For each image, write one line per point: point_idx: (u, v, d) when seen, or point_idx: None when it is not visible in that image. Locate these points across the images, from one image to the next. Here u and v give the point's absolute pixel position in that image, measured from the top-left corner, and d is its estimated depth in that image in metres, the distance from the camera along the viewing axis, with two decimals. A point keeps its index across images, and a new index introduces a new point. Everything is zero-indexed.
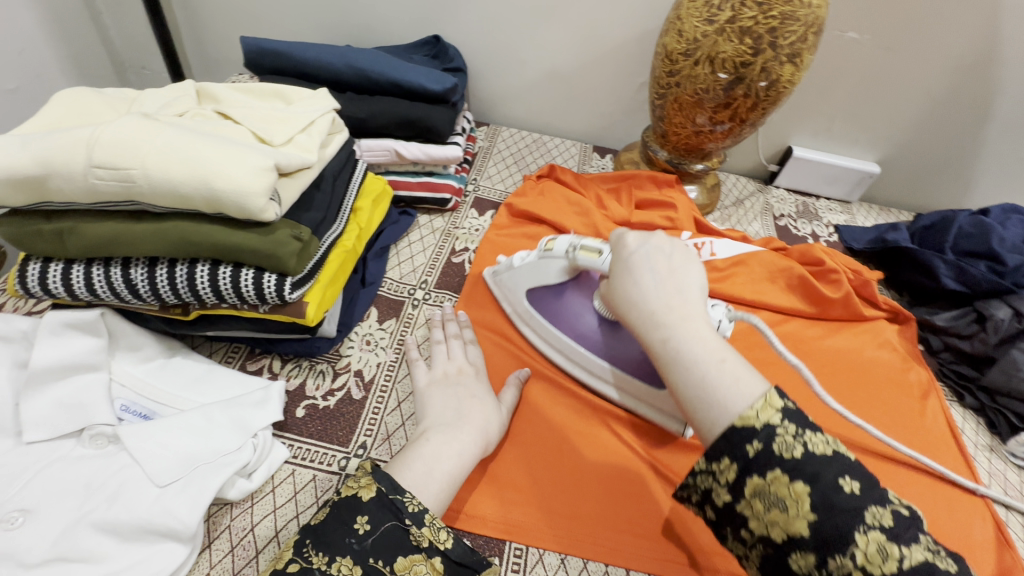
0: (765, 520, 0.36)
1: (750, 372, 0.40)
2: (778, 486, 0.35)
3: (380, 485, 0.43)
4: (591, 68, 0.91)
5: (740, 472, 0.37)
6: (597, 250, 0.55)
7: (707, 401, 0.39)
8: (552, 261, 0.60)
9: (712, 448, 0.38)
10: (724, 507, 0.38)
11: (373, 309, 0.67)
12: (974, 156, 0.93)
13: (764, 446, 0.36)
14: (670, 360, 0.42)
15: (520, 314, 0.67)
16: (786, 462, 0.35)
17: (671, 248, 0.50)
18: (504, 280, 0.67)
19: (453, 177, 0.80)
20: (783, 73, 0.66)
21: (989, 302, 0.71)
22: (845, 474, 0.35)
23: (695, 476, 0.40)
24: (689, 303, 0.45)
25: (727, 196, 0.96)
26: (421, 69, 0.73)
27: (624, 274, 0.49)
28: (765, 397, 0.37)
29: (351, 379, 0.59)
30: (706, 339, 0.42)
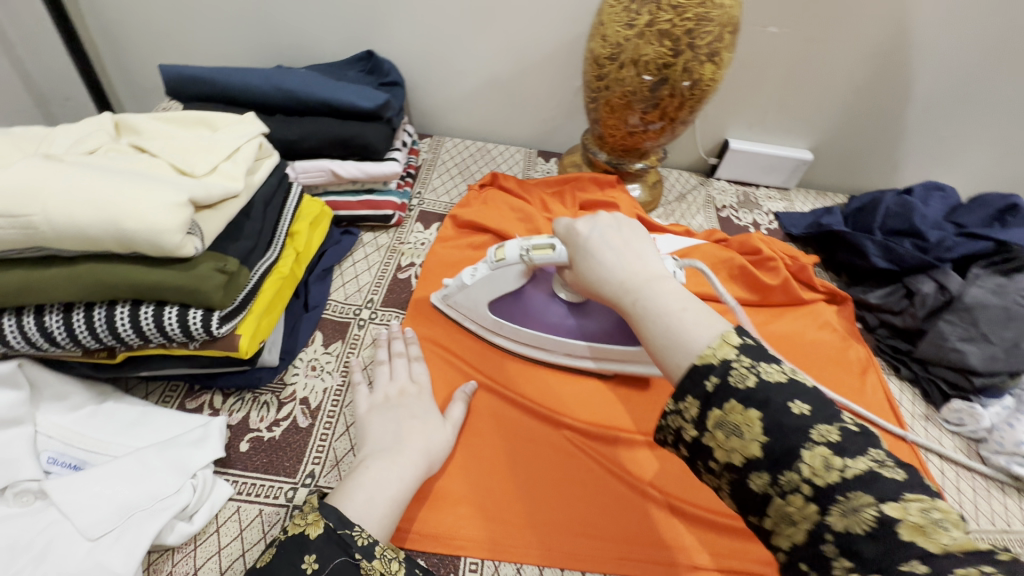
0: (727, 447, 0.36)
1: (709, 316, 0.41)
2: (734, 414, 0.36)
3: (327, 521, 0.42)
4: (528, 75, 0.92)
5: (702, 407, 0.37)
6: (548, 246, 0.56)
7: (673, 345, 0.40)
8: (507, 268, 0.60)
9: (677, 389, 0.39)
10: (692, 442, 0.39)
11: (318, 332, 0.66)
12: (898, 138, 0.97)
13: (722, 379, 0.37)
14: (642, 318, 0.43)
15: (489, 327, 0.67)
16: (740, 390, 0.36)
17: (618, 223, 0.52)
18: (460, 300, 0.66)
19: (395, 193, 0.80)
20: (704, 73, 0.68)
21: (916, 277, 0.75)
22: (794, 397, 0.35)
23: (666, 418, 0.40)
24: (651, 265, 0.47)
25: (670, 191, 0.98)
26: (351, 87, 0.72)
27: (584, 257, 0.51)
28: (722, 336, 0.38)
29: (297, 408, 0.59)
30: (671, 292, 0.43)
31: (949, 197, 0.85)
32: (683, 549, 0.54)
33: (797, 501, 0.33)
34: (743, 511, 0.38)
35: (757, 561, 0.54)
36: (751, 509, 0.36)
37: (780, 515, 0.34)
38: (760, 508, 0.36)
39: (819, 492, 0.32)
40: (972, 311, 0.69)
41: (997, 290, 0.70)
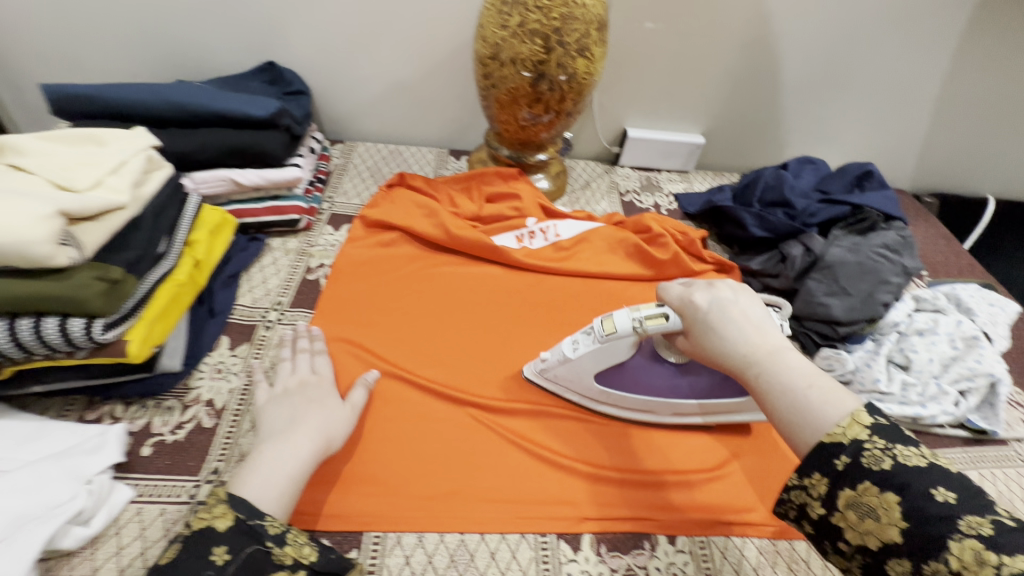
0: (862, 529, 0.39)
1: (836, 392, 0.44)
2: (869, 496, 0.39)
3: (237, 513, 0.44)
4: (431, 78, 0.96)
5: (831, 484, 0.41)
6: (662, 315, 0.58)
7: (801, 422, 0.43)
8: (619, 342, 0.61)
9: (804, 464, 0.42)
10: (820, 520, 0.42)
11: (224, 337, 0.68)
12: (777, 118, 1.07)
13: (852, 459, 0.40)
14: (766, 393, 0.47)
15: (593, 397, 0.67)
16: (875, 473, 0.39)
17: (735, 295, 0.55)
18: (561, 374, 0.65)
19: (300, 198, 0.82)
20: (577, 67, 0.73)
21: (789, 243, 0.83)
22: (937, 484, 0.37)
23: (790, 493, 0.44)
24: (773, 339, 0.50)
25: (576, 180, 1.04)
26: (244, 98, 0.75)
27: (702, 328, 0.53)
28: (852, 415, 0.42)
29: (201, 409, 0.60)
30: (796, 368, 0.46)
31: (819, 169, 0.94)
32: (577, 503, 0.59)
33: None
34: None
35: (643, 508, 0.59)
36: None
37: None
38: None
39: None
40: (833, 268, 0.78)
41: (853, 249, 0.79)
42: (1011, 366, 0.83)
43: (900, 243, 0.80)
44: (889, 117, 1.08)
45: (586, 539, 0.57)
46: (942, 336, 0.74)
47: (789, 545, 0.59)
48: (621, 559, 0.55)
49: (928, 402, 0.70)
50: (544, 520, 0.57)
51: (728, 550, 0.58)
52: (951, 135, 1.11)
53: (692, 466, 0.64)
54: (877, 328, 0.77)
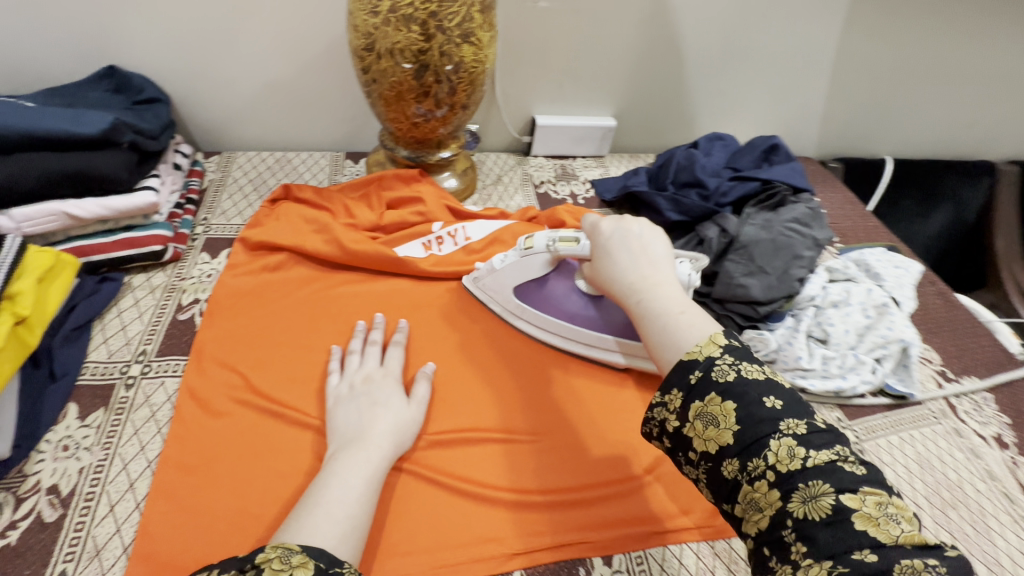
0: (705, 437, 0.43)
1: (703, 319, 0.47)
2: (714, 406, 0.42)
3: (317, 562, 0.38)
4: (312, 75, 0.86)
5: (686, 399, 0.43)
6: (574, 239, 0.61)
7: (666, 342, 0.46)
8: (534, 257, 0.66)
9: (665, 382, 0.45)
10: (675, 433, 0.45)
11: (71, 404, 0.56)
12: (686, 95, 1.05)
13: (705, 374, 0.43)
14: (642, 318, 0.49)
15: (511, 310, 0.71)
16: (721, 385, 0.42)
17: (640, 226, 0.55)
18: (488, 283, 0.71)
19: (162, 225, 0.70)
20: (464, 54, 0.67)
21: (704, 224, 0.81)
22: (769, 394, 0.42)
23: (653, 410, 0.46)
24: (661, 270, 0.52)
25: (487, 175, 0.97)
26: (66, 113, 0.63)
27: (602, 255, 0.55)
28: (711, 337, 0.45)
29: (43, 499, 0.50)
30: (672, 296, 0.49)
31: (729, 144, 0.93)
32: (508, 535, 0.54)
33: (762, 487, 0.39)
34: (718, 499, 0.43)
35: (575, 530, 0.55)
36: (724, 496, 0.42)
37: (748, 500, 0.40)
38: (731, 495, 0.41)
39: (782, 477, 0.39)
40: (748, 248, 0.76)
41: (766, 225, 0.78)
42: (918, 323, 0.86)
43: (810, 215, 0.80)
44: (790, 87, 1.09)
45: None
46: (855, 306, 0.73)
47: (726, 545, 0.56)
48: None
49: (848, 373, 0.70)
50: (470, 564, 0.51)
51: (666, 562, 0.55)
52: (847, 101, 1.14)
53: (625, 471, 0.60)
54: (795, 304, 0.76)
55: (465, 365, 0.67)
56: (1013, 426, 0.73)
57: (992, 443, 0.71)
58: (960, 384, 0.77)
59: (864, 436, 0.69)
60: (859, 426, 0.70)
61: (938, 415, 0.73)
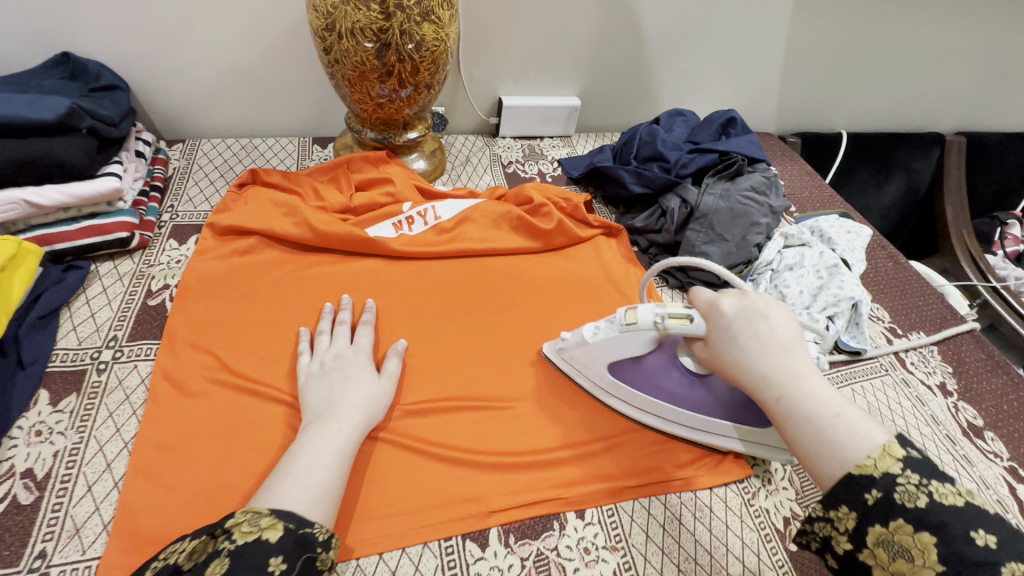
0: (890, 566, 0.40)
1: (860, 419, 0.45)
2: (902, 535, 0.40)
3: (287, 523, 0.41)
4: (273, 59, 0.85)
5: (860, 520, 0.42)
6: (686, 316, 0.54)
7: (826, 452, 0.44)
8: (638, 334, 0.57)
9: (831, 497, 0.43)
10: (846, 554, 0.43)
11: (42, 391, 0.56)
12: (648, 73, 1.08)
13: (884, 495, 0.41)
14: (787, 418, 0.46)
15: (604, 387, 0.63)
16: (909, 511, 0.40)
17: (765, 304, 0.51)
18: (577, 356, 0.63)
19: (127, 212, 0.70)
20: (425, 33, 0.68)
21: (666, 197, 0.84)
22: (976, 526, 0.38)
23: (815, 524, 0.45)
24: (795, 357, 0.48)
25: (456, 156, 0.99)
26: (20, 99, 0.62)
27: (724, 340, 0.51)
28: (883, 447, 0.42)
29: (18, 483, 0.50)
30: (819, 395, 0.46)
31: (689, 120, 0.96)
32: (486, 495, 0.56)
33: None
34: None
35: (549, 488, 0.57)
36: None
37: None
38: None
39: None
40: (708, 217, 0.79)
41: (724, 194, 0.81)
42: (870, 285, 0.91)
43: (765, 183, 0.84)
44: (748, 64, 1.12)
45: (493, 533, 0.54)
46: (809, 268, 0.77)
47: (693, 494, 0.60)
48: (531, 546, 0.54)
49: None
50: (448, 523, 0.54)
51: (636, 512, 0.58)
52: (802, 77, 1.18)
53: (596, 432, 0.62)
54: (753, 269, 0.81)
55: (439, 339, 0.69)
56: (955, 374, 0.79)
57: (936, 390, 0.76)
58: (909, 339, 0.83)
59: None
60: None
61: (888, 368, 0.78)
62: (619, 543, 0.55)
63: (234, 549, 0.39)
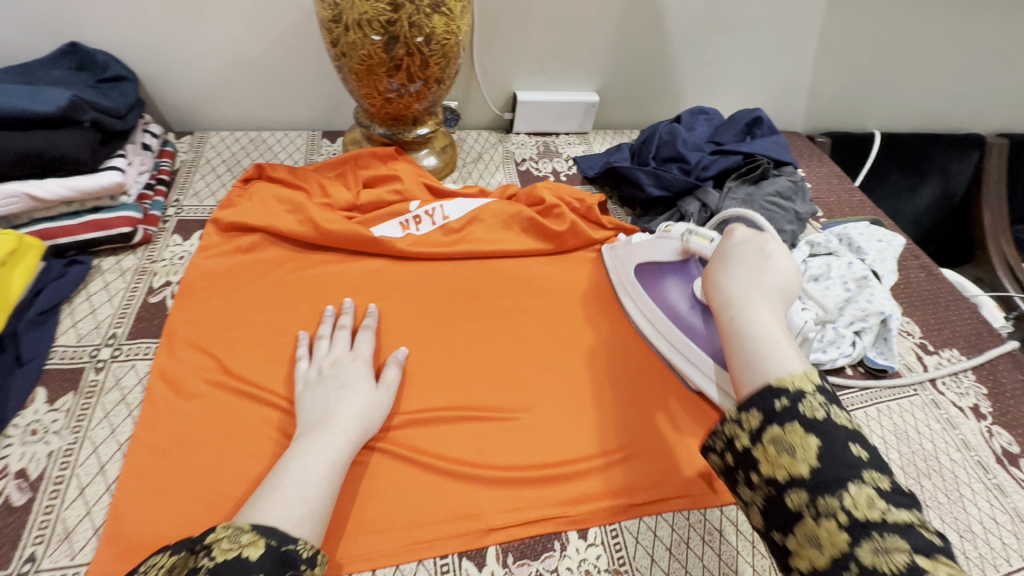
0: (775, 462, 0.43)
1: (797, 355, 0.47)
2: (794, 437, 0.43)
3: (269, 540, 0.40)
4: (282, 51, 0.83)
5: (764, 421, 0.44)
6: (710, 239, 0.62)
7: (752, 363, 0.47)
8: (668, 242, 0.67)
9: (746, 400, 0.46)
10: (742, 451, 0.46)
11: (40, 388, 0.56)
12: (670, 69, 1.03)
13: (790, 404, 0.44)
14: (732, 331, 0.50)
15: (625, 285, 0.73)
16: (807, 418, 0.43)
17: (774, 252, 0.55)
18: (620, 253, 0.74)
19: (130, 206, 0.69)
20: (435, 25, 0.65)
21: (685, 200, 0.80)
22: (855, 442, 0.42)
23: (724, 425, 0.47)
24: (769, 295, 0.52)
25: (468, 153, 0.96)
26: (22, 91, 0.61)
27: (719, 261, 0.56)
28: (806, 372, 0.45)
29: (10, 484, 0.49)
30: (771, 325, 0.49)
31: (712, 118, 0.91)
32: (485, 512, 0.54)
33: (830, 526, 0.39)
34: (768, 523, 0.44)
35: (552, 505, 0.55)
36: (780, 523, 0.43)
37: (808, 535, 0.40)
38: (789, 525, 0.42)
39: (855, 523, 0.38)
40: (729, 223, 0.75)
41: (747, 200, 0.77)
42: (900, 296, 0.86)
43: (791, 188, 0.80)
44: (776, 60, 1.07)
45: (491, 551, 0.52)
46: (836, 279, 0.73)
47: (702, 515, 0.57)
48: (529, 567, 0.52)
49: (828, 347, 0.70)
50: (445, 540, 0.52)
51: (641, 534, 0.55)
52: (834, 74, 1.12)
53: (602, 445, 0.60)
54: None
55: (442, 345, 0.67)
56: (991, 396, 0.74)
57: (969, 413, 0.72)
58: (940, 356, 0.78)
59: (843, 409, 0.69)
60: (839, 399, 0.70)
61: (917, 387, 0.74)
62: (622, 566, 0.52)
63: (212, 565, 0.37)
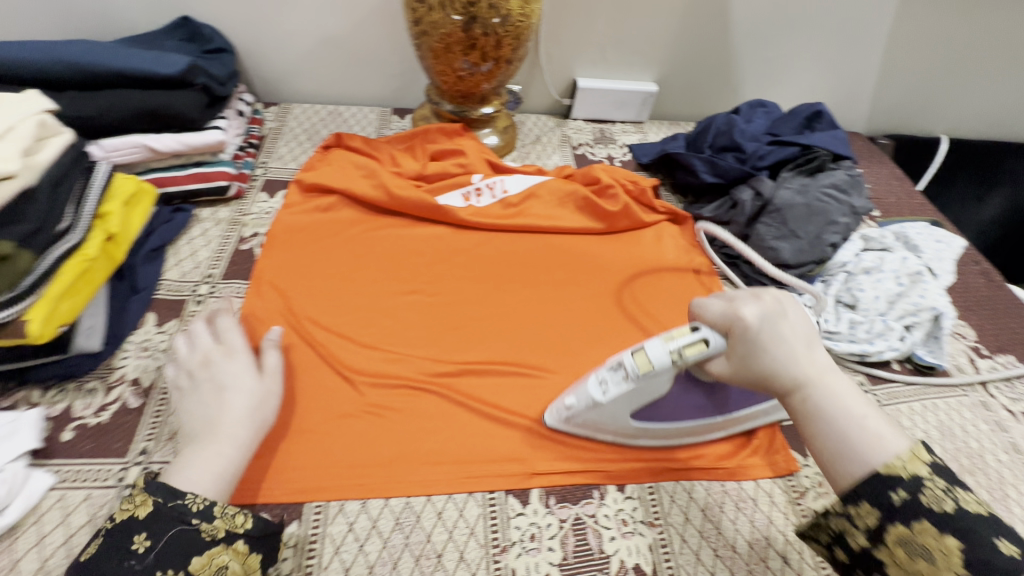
0: (908, 567, 0.39)
1: (887, 426, 0.45)
2: (925, 537, 0.39)
3: (156, 497, 0.44)
4: (364, 31, 0.90)
5: (882, 518, 0.41)
6: (702, 341, 0.50)
7: (853, 458, 0.43)
8: (658, 378, 0.52)
9: (852, 494, 0.43)
10: (861, 549, 0.43)
11: (150, 314, 0.64)
12: (732, 62, 1.04)
13: (910, 496, 0.40)
14: (813, 417, 0.46)
15: (627, 434, 0.59)
16: (935, 513, 0.39)
17: (780, 304, 0.50)
18: (591, 416, 0.57)
19: (227, 163, 0.77)
20: (511, 8, 0.69)
21: (739, 188, 0.82)
22: (1001, 535, 0.38)
23: (832, 519, 0.44)
24: (813, 352, 0.48)
25: (527, 135, 1.00)
26: (149, 55, 0.69)
27: (751, 350, 0.48)
28: (911, 450, 0.42)
29: (127, 389, 0.57)
30: (843, 393, 0.46)
31: (771, 111, 0.92)
32: (529, 459, 0.58)
33: None
34: None
35: (591, 459, 0.59)
36: None
37: None
38: None
39: None
40: (782, 212, 0.77)
41: (802, 190, 0.78)
42: (956, 299, 0.85)
43: (849, 182, 0.80)
44: (841, 57, 1.06)
45: (534, 493, 0.56)
46: (888, 273, 0.73)
47: (737, 485, 0.59)
48: (570, 510, 0.56)
49: (876, 339, 0.71)
50: (493, 478, 0.56)
51: (677, 493, 0.58)
52: (903, 75, 1.10)
53: None
54: (825, 269, 0.77)
55: (498, 306, 0.71)
56: None
57: (1021, 418, 0.70)
58: (994, 361, 0.77)
59: (885, 401, 0.70)
60: (882, 391, 0.70)
61: (967, 388, 0.73)
62: (657, 520, 0.56)
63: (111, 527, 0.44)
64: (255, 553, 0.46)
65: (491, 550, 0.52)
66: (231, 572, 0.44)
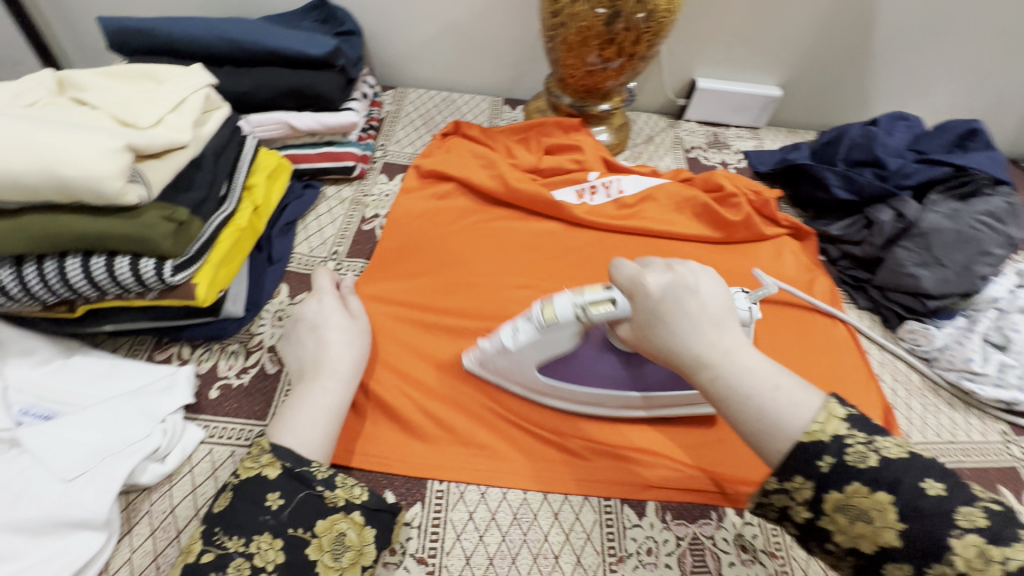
0: (849, 531, 0.36)
1: (798, 387, 0.39)
2: (858, 498, 0.35)
3: (284, 462, 0.44)
4: (488, 20, 0.90)
5: (815, 488, 0.36)
6: (608, 300, 0.50)
7: (768, 436, 0.38)
8: (560, 331, 0.52)
9: (782, 469, 0.37)
10: (805, 523, 0.38)
11: (283, 284, 0.67)
12: (868, 70, 0.97)
13: (836, 459, 0.36)
14: (724, 397, 0.40)
15: (539, 390, 0.60)
16: (858, 471, 0.35)
17: (692, 277, 0.45)
18: (500, 364, 0.57)
19: (355, 144, 0.79)
20: (659, 3, 0.66)
21: (876, 207, 0.76)
22: (926, 475, 0.34)
23: (769, 496, 0.39)
24: (726, 329, 0.42)
25: (638, 133, 0.97)
26: (299, 35, 0.72)
27: (654, 321, 0.44)
28: (825, 409, 0.38)
29: (264, 355, 0.60)
30: (754, 367, 0.40)
31: (914, 124, 0.85)
32: (643, 469, 0.57)
33: None
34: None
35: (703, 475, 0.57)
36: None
37: None
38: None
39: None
40: (927, 236, 0.70)
41: (952, 215, 0.71)
42: None
43: (1007, 210, 0.72)
44: (994, 70, 0.96)
45: (649, 505, 0.55)
46: None
47: None
48: (686, 528, 0.54)
49: None
50: (605, 485, 0.55)
51: None
52: None
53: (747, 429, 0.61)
54: (972, 303, 0.70)
55: None
56: None
57: None
58: None
59: None
60: None
61: None
62: (778, 551, 0.53)
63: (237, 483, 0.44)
64: (371, 526, 0.45)
65: (607, 559, 0.51)
66: (349, 541, 0.43)
